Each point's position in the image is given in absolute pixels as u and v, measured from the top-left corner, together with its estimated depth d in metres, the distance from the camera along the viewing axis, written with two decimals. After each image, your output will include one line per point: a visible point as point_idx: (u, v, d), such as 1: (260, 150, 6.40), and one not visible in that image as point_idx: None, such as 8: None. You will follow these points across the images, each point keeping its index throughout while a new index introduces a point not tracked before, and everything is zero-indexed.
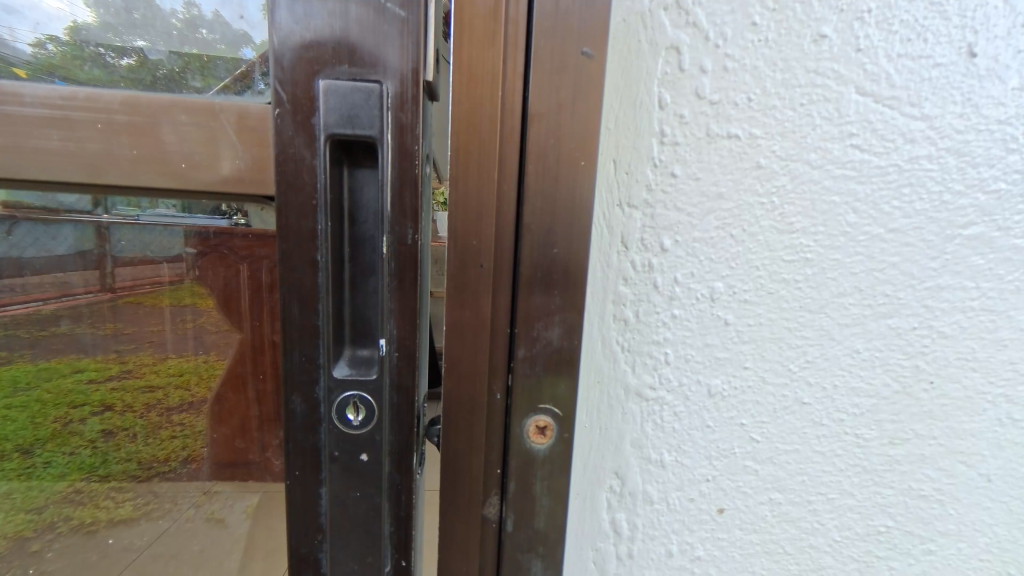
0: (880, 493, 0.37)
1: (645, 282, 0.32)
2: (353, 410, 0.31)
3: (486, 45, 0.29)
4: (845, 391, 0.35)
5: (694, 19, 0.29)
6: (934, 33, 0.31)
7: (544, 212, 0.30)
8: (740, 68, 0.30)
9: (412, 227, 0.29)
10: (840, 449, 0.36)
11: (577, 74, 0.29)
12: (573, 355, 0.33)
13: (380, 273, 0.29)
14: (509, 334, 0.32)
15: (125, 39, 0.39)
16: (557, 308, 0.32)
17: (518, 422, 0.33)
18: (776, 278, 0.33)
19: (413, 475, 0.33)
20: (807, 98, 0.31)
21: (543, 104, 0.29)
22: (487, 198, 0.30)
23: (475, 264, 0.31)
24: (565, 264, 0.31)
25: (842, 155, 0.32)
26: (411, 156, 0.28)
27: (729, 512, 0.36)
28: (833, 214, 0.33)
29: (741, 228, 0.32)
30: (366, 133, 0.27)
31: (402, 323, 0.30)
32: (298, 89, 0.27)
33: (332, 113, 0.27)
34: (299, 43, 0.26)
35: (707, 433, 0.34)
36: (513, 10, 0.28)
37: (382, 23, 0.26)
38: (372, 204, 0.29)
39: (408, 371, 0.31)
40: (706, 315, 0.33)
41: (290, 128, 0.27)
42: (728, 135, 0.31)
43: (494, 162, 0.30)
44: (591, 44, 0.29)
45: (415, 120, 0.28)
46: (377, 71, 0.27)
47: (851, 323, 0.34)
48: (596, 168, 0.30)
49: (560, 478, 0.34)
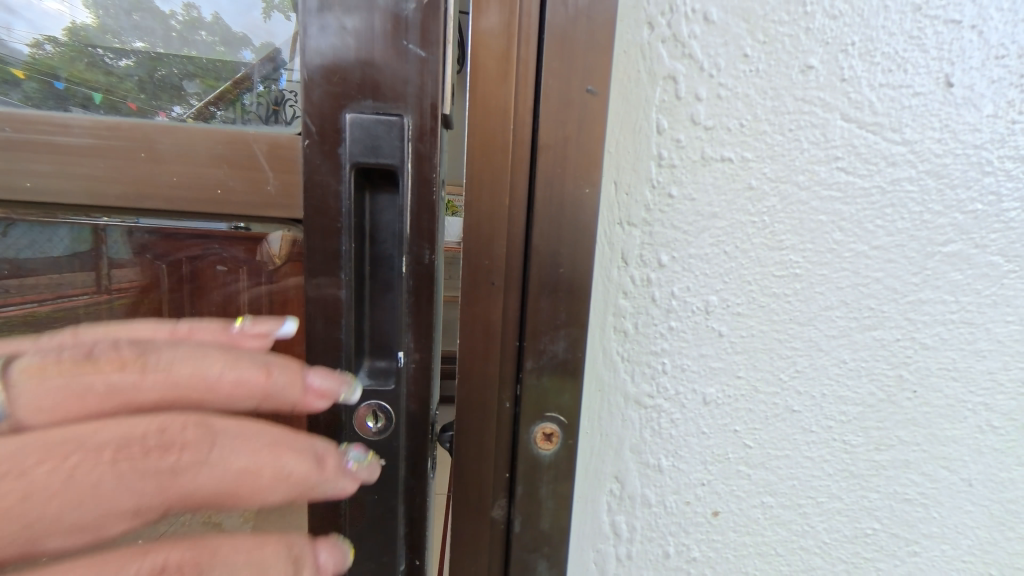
0: (866, 496, 0.39)
1: (643, 296, 0.34)
2: (371, 418, 0.32)
3: (499, 80, 0.31)
4: (833, 399, 0.37)
5: (690, 51, 0.31)
6: (914, 64, 0.33)
7: (551, 234, 0.32)
8: (733, 96, 0.32)
9: (429, 248, 0.31)
10: (828, 454, 0.38)
11: (582, 111, 0.31)
12: (577, 367, 0.34)
13: (398, 290, 0.31)
14: (517, 346, 0.34)
15: (125, 40, 0.41)
16: (562, 323, 0.34)
17: (526, 429, 0.35)
18: (767, 292, 0.35)
19: (426, 481, 0.34)
20: (795, 124, 0.33)
21: (551, 136, 0.31)
22: (499, 221, 0.32)
23: (487, 282, 0.33)
24: (571, 282, 0.33)
25: (829, 177, 0.34)
26: (429, 183, 0.30)
27: (723, 514, 0.38)
28: (821, 231, 0.35)
29: (734, 245, 0.34)
30: (388, 161, 0.29)
31: (418, 335, 0.32)
32: (326, 122, 0.29)
33: (356, 143, 0.29)
34: (328, 80, 0.28)
35: (702, 439, 0.36)
36: (523, 50, 0.30)
37: (403, 62, 0.28)
38: (391, 226, 0.31)
39: (423, 384, 0.33)
40: (701, 326, 0.35)
41: (318, 156, 0.29)
42: (722, 158, 0.33)
43: (505, 186, 0.32)
44: (594, 82, 0.31)
45: (433, 149, 0.30)
46: (399, 105, 0.29)
47: (838, 334, 0.36)
48: (598, 192, 0.32)
49: (564, 482, 0.36)
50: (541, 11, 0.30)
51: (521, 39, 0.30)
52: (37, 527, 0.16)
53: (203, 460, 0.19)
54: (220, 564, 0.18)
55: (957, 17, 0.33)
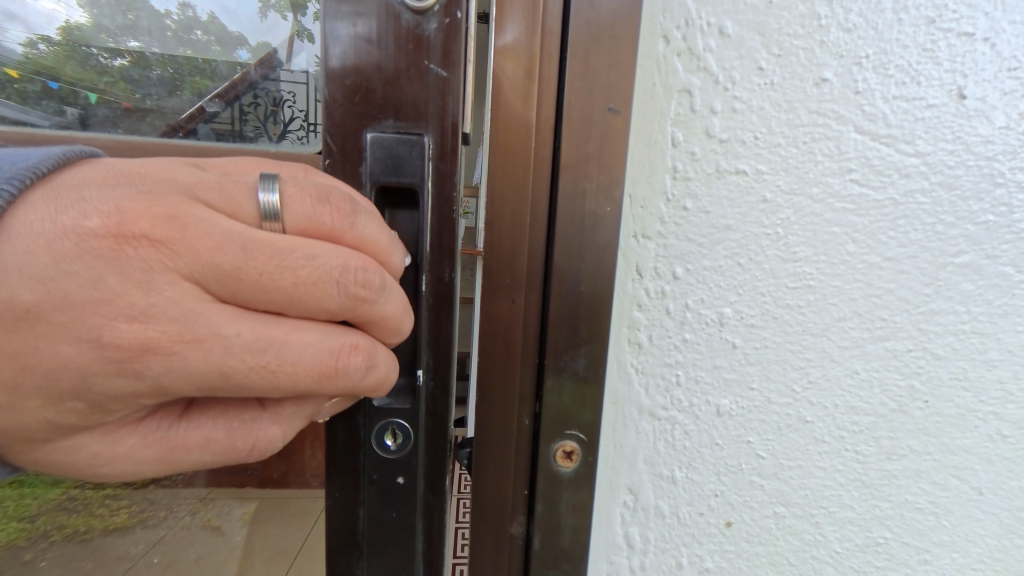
0: (878, 506, 0.39)
1: (658, 308, 0.34)
2: (390, 436, 0.32)
3: (520, 99, 0.30)
4: (845, 409, 0.37)
5: (705, 64, 0.32)
6: (927, 76, 0.34)
7: (572, 251, 0.32)
8: (748, 109, 0.32)
9: (449, 266, 0.31)
10: (840, 464, 0.38)
11: (603, 129, 0.31)
12: (596, 383, 0.34)
13: (417, 308, 0.31)
14: (537, 364, 0.34)
15: (118, 38, 0.40)
16: (582, 340, 0.33)
17: (545, 446, 0.35)
18: (781, 303, 0.35)
19: (444, 498, 0.34)
20: (809, 137, 0.33)
21: (572, 155, 0.31)
22: (520, 239, 0.32)
23: (508, 300, 0.33)
24: (592, 299, 0.33)
25: (843, 189, 0.34)
26: (450, 202, 0.30)
27: (736, 525, 0.38)
28: (834, 243, 0.35)
29: (748, 257, 0.34)
30: (409, 180, 0.29)
31: (436, 354, 0.32)
32: (348, 141, 0.29)
33: (378, 162, 0.29)
34: (350, 100, 0.28)
35: (716, 450, 0.36)
36: (545, 69, 0.30)
37: (425, 83, 0.29)
38: (411, 243, 0.31)
39: (442, 402, 0.32)
40: (715, 338, 0.35)
41: (338, 175, 0.29)
42: (736, 171, 0.33)
43: (526, 204, 0.32)
44: (616, 101, 0.31)
45: (453, 168, 0.30)
46: (419, 125, 0.29)
47: (851, 345, 0.36)
48: (618, 209, 0.32)
49: (583, 497, 0.35)
50: (562, 30, 0.30)
51: (541, 59, 0.30)
52: (289, 299, 0.23)
53: (376, 301, 0.25)
54: (379, 359, 0.26)
55: (970, 29, 0.33)
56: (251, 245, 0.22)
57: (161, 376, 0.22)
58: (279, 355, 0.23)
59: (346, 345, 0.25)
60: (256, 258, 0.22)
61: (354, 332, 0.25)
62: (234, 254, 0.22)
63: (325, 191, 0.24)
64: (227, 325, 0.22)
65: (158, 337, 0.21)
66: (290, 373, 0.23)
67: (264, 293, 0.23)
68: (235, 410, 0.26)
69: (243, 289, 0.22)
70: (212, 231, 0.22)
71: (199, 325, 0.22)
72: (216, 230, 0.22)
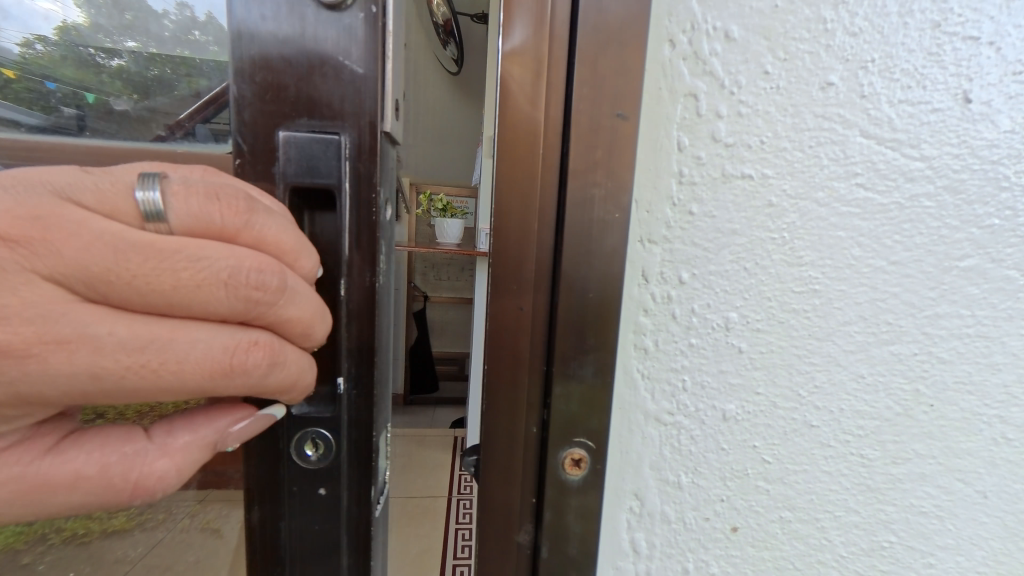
0: (882, 510, 0.39)
1: (663, 313, 0.34)
2: (311, 446, 0.33)
3: (528, 103, 0.30)
4: (851, 413, 0.37)
5: (711, 69, 0.31)
6: (932, 80, 0.34)
7: (580, 258, 0.32)
8: (753, 113, 0.32)
9: (368, 268, 0.32)
10: (845, 469, 0.38)
11: (612, 135, 0.31)
12: (605, 390, 0.34)
13: (337, 310, 0.32)
14: (545, 372, 0.33)
15: (116, 39, 0.36)
16: (590, 348, 0.33)
17: (554, 454, 0.34)
18: (786, 308, 0.35)
19: (370, 508, 0.34)
20: (815, 141, 0.33)
21: (580, 161, 0.31)
22: (527, 246, 0.32)
23: (515, 307, 0.33)
24: (600, 305, 0.33)
25: (848, 193, 0.34)
26: (366, 204, 0.31)
27: (742, 530, 0.38)
28: (839, 247, 0.35)
29: (754, 261, 0.34)
30: (325, 180, 0.30)
31: (356, 359, 0.33)
32: (262, 140, 0.29)
33: (292, 162, 0.30)
34: (265, 99, 0.29)
35: (721, 455, 0.36)
36: (553, 76, 0.30)
37: (340, 80, 0.29)
38: (330, 244, 0.32)
39: (367, 410, 0.33)
40: (721, 343, 0.35)
41: (252, 175, 0.30)
42: (742, 175, 0.33)
43: (533, 209, 0.31)
44: (624, 107, 0.31)
45: (370, 168, 0.31)
46: (335, 124, 0.30)
47: (856, 349, 0.36)
48: (627, 216, 0.32)
49: (591, 505, 0.35)
50: (570, 33, 0.30)
51: (550, 63, 0.30)
52: (167, 303, 0.23)
53: (276, 304, 0.26)
54: (284, 356, 0.26)
55: (976, 33, 0.33)
56: (127, 245, 0.22)
57: (17, 380, 0.22)
58: (163, 354, 0.23)
59: (244, 342, 0.25)
60: (131, 260, 0.22)
61: (253, 330, 0.25)
62: (110, 256, 0.22)
63: (213, 190, 0.24)
64: (99, 324, 0.22)
65: (23, 341, 0.22)
66: (178, 370, 0.23)
67: (140, 295, 0.23)
68: (117, 439, 0.25)
69: (118, 292, 0.22)
70: (84, 235, 0.22)
71: (67, 325, 0.22)
72: (88, 232, 0.22)
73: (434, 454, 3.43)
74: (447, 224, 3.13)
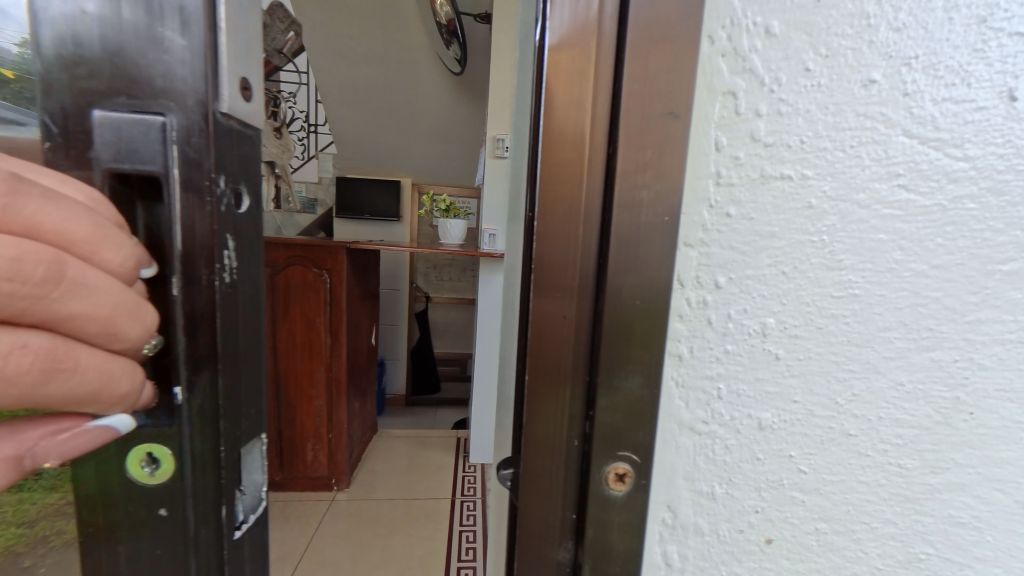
0: (919, 521, 0.38)
1: (699, 318, 0.33)
2: (151, 462, 0.30)
3: (575, 101, 0.29)
4: (889, 422, 0.36)
5: (750, 66, 0.30)
6: (977, 77, 0.33)
7: (625, 264, 0.30)
8: (794, 112, 0.31)
9: (205, 266, 0.29)
10: (882, 479, 0.37)
11: (662, 134, 0.29)
12: (648, 401, 0.33)
13: (172, 313, 0.29)
14: (588, 383, 0.32)
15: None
16: (636, 358, 0.32)
17: (597, 470, 0.33)
18: (825, 313, 0.34)
19: (220, 526, 0.32)
20: (857, 140, 0.32)
21: (629, 162, 0.29)
22: (571, 251, 0.31)
23: (559, 315, 0.32)
24: (646, 313, 0.31)
25: (889, 195, 0.33)
26: (200, 192, 0.28)
27: (776, 542, 0.36)
28: (879, 251, 0.33)
29: (792, 265, 0.33)
30: (149, 167, 0.27)
31: (198, 365, 0.29)
32: (70, 118, 0.26)
33: (106, 144, 0.26)
34: (75, 69, 0.26)
35: (757, 465, 0.35)
36: (601, 74, 0.29)
37: (162, 50, 0.26)
38: (159, 238, 0.28)
39: (209, 446, 0.31)
40: (758, 349, 0.33)
41: (64, 160, 0.26)
42: (781, 176, 0.32)
43: (576, 214, 0.30)
44: (675, 105, 0.29)
45: (202, 153, 0.28)
46: (160, 102, 0.26)
47: (895, 356, 0.35)
48: (676, 222, 0.31)
49: (634, 522, 0.34)
50: (619, 29, 0.28)
51: (598, 64, 0.29)
52: None
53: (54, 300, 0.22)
54: (74, 363, 0.24)
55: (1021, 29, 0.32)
56: None
57: None
58: None
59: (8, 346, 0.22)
60: None
61: (23, 333, 0.22)
62: None
63: None
64: None
65: None
66: None
67: None
68: None
69: None
70: None
71: None
72: None
73: (437, 455, 3.43)
74: (449, 224, 3.14)
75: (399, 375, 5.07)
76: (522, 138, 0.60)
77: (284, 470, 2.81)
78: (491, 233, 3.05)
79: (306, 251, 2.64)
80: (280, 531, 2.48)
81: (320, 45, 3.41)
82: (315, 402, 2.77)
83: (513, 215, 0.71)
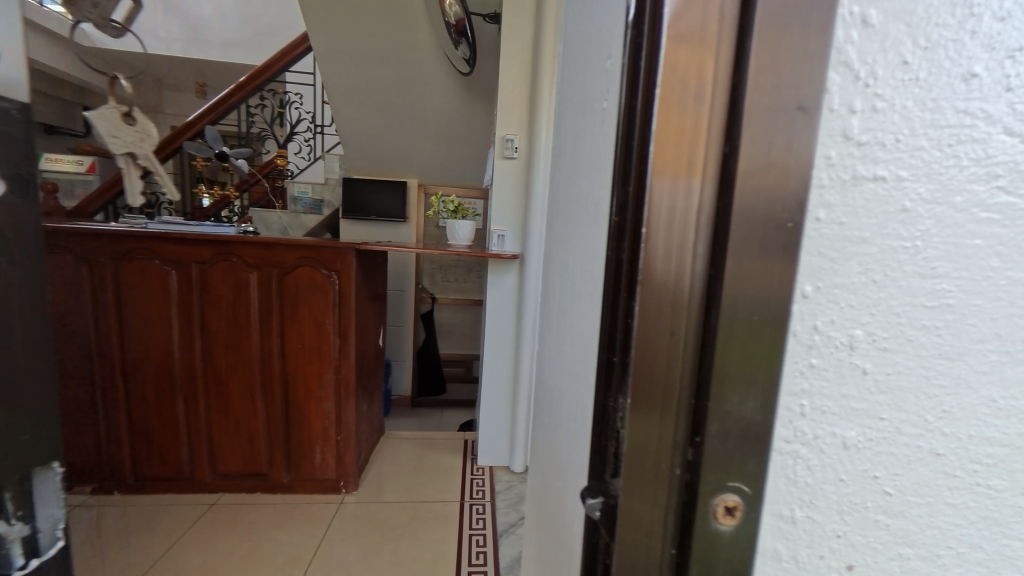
0: (1008, 545, 0.36)
1: (805, 343, 0.32)
2: None
3: (693, 119, 0.31)
4: (981, 440, 0.34)
5: (846, 59, 0.30)
6: None
7: (735, 288, 0.31)
8: (889, 109, 0.30)
9: None
10: (970, 500, 0.35)
11: (790, 154, 0.30)
12: (762, 430, 0.33)
13: None
14: (697, 408, 0.33)
15: None
16: (751, 384, 0.32)
17: (707, 501, 0.33)
18: (918, 325, 0.32)
19: None
20: (954, 139, 0.31)
21: (750, 173, 0.30)
22: (679, 270, 0.32)
23: (668, 330, 0.33)
24: (767, 340, 0.32)
25: (989, 198, 0.31)
26: None
27: (857, 570, 0.35)
28: (977, 259, 0.32)
29: (884, 273, 0.31)
30: None
31: None
32: None
33: None
34: None
35: (840, 487, 0.34)
36: (713, 101, 0.31)
37: None
38: None
39: None
40: (844, 364, 0.32)
41: None
42: (875, 177, 0.31)
43: (688, 221, 0.32)
44: (806, 101, 0.29)
45: None
46: None
47: (988, 370, 0.33)
48: (798, 251, 0.31)
49: (743, 556, 0.34)
50: (738, 49, 0.30)
51: (709, 80, 0.31)
52: None
53: None
54: None
55: None
56: None
57: None
58: None
59: None
60: None
61: None
62: None
63: None
64: None
65: None
66: None
67: None
68: None
69: None
70: None
71: None
72: None
73: (444, 457, 3.41)
74: (457, 225, 3.12)
75: (406, 376, 5.08)
76: (578, 132, 0.61)
77: (293, 471, 2.81)
78: (499, 234, 3.12)
79: (314, 252, 2.64)
80: (289, 533, 2.48)
81: (328, 48, 3.40)
82: (324, 404, 2.76)
83: (558, 210, 0.72)
